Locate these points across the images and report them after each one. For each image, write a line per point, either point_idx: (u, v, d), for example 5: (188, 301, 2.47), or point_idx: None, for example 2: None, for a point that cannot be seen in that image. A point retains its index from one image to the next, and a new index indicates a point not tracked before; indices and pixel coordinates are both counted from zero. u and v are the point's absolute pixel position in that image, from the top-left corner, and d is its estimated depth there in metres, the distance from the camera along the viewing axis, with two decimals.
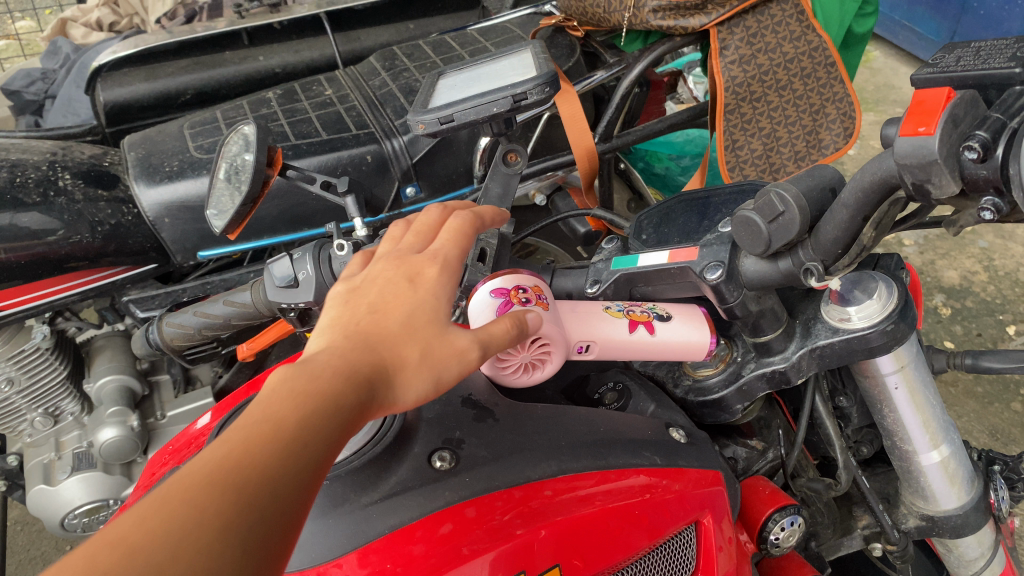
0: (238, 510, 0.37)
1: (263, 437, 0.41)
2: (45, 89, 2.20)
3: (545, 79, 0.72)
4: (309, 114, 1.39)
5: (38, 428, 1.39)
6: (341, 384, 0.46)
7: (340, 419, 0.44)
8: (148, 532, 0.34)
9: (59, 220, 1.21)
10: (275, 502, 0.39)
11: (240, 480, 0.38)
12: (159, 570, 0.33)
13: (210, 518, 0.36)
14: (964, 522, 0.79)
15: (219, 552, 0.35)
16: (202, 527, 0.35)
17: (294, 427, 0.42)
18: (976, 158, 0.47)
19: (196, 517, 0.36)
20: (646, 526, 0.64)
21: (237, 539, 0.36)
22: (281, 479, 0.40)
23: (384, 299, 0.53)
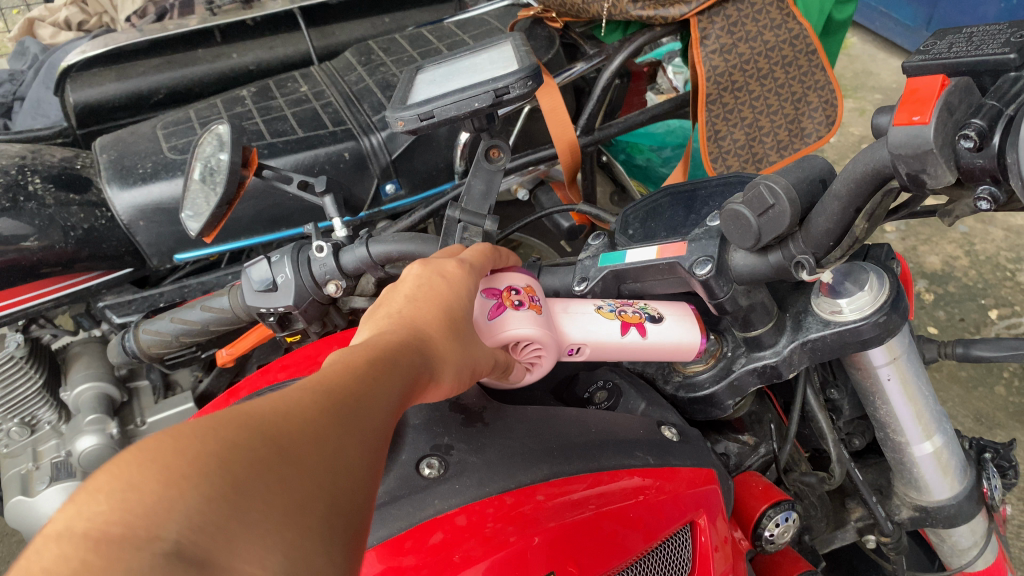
0: (332, 418, 0.37)
1: (342, 369, 0.41)
2: (14, 91, 2.15)
3: (527, 72, 0.70)
4: (284, 112, 1.36)
5: (15, 439, 1.35)
6: (401, 343, 0.47)
7: (406, 374, 0.45)
8: (252, 411, 0.34)
9: (30, 225, 1.17)
10: (363, 417, 0.39)
11: (326, 394, 0.38)
12: (266, 444, 0.33)
13: (307, 414, 0.36)
14: (958, 512, 0.78)
15: (317, 442, 0.35)
16: (300, 418, 0.35)
17: (368, 368, 0.42)
18: (972, 147, 0.46)
19: (295, 410, 0.36)
20: (641, 529, 0.63)
21: (335, 439, 0.36)
22: (366, 404, 0.40)
23: (427, 288, 0.56)
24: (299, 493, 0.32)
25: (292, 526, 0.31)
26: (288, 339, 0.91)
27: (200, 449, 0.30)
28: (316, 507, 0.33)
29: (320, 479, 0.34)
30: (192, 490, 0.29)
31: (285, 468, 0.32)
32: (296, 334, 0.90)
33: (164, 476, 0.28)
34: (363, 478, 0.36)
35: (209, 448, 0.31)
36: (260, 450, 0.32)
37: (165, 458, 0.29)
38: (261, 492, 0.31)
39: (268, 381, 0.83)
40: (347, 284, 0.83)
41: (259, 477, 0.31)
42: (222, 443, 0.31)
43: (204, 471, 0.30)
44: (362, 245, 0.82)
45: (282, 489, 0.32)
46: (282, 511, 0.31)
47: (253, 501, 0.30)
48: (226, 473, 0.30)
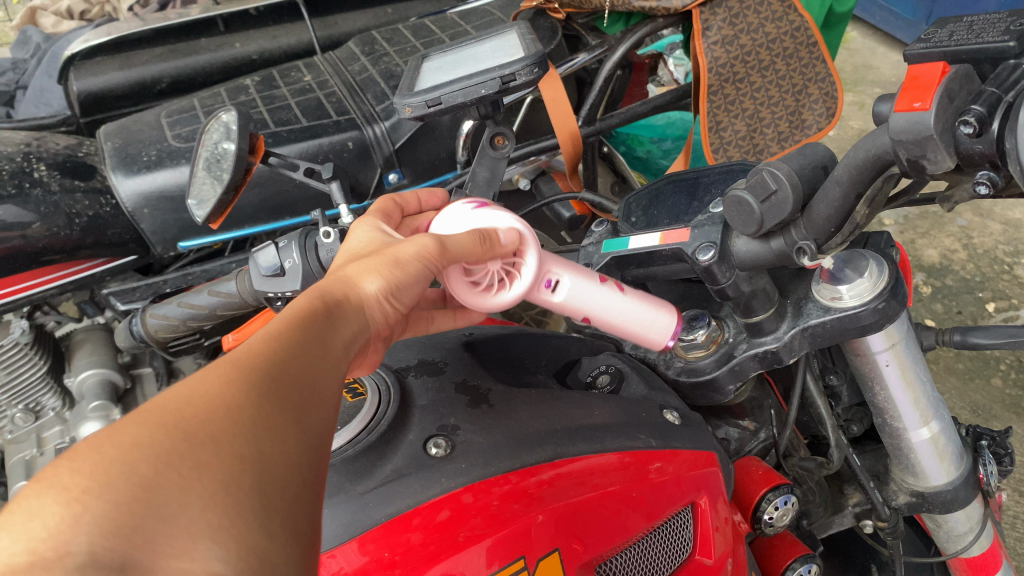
0: (243, 390, 0.38)
1: (252, 344, 0.43)
2: (17, 80, 2.16)
3: (533, 59, 0.71)
4: (288, 101, 1.37)
5: (19, 424, 1.36)
6: (305, 315, 0.49)
7: (317, 331, 0.48)
8: (152, 408, 0.35)
9: (34, 212, 1.18)
10: (267, 379, 0.40)
11: (233, 372, 0.40)
12: (174, 431, 0.34)
13: (216, 392, 0.37)
14: (954, 497, 0.80)
15: (229, 413, 0.36)
16: (206, 397, 0.37)
17: (276, 340, 0.44)
18: (972, 133, 0.47)
19: (200, 392, 0.37)
20: (643, 509, 0.64)
21: (249, 407, 0.37)
22: (277, 369, 0.42)
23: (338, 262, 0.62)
24: (220, 467, 0.34)
25: (216, 499, 0.33)
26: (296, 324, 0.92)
27: (99, 457, 0.31)
28: (242, 476, 0.34)
29: (240, 448, 0.35)
30: (95, 500, 0.30)
31: (199, 447, 0.34)
32: None
33: (63, 498, 0.30)
34: (288, 433, 0.38)
35: (111, 453, 0.32)
36: (169, 438, 0.33)
37: (62, 480, 0.30)
38: (175, 480, 0.32)
39: None
40: None
41: (171, 465, 0.33)
42: (125, 444, 0.32)
43: (107, 477, 0.31)
44: None
45: (199, 468, 0.33)
46: (202, 488, 0.32)
47: (166, 490, 0.32)
48: (132, 473, 0.31)
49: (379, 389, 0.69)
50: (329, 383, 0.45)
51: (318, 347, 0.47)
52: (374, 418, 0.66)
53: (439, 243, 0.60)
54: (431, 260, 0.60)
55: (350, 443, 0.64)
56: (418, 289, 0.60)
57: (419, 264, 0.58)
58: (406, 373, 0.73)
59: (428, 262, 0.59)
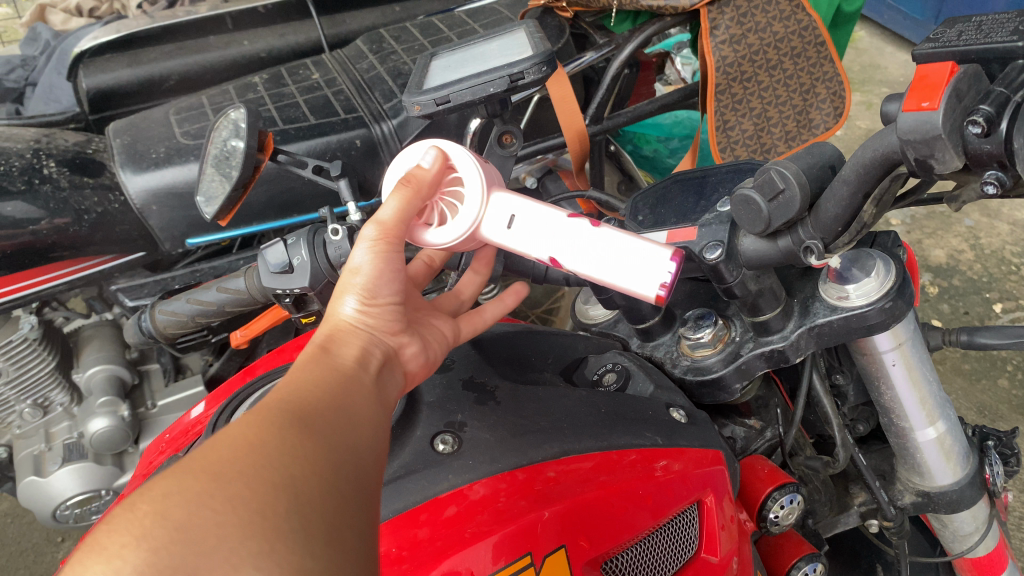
0: (262, 428, 0.41)
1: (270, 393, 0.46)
2: (26, 76, 2.17)
3: (542, 58, 0.71)
4: (296, 99, 1.38)
5: (27, 420, 1.37)
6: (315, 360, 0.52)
7: (322, 365, 0.51)
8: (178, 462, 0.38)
9: (43, 208, 1.19)
10: (287, 416, 0.43)
11: (252, 417, 0.42)
12: (203, 475, 0.37)
13: (237, 437, 0.40)
14: (960, 497, 0.80)
15: (253, 451, 0.39)
16: (228, 441, 0.39)
17: (285, 385, 0.48)
18: (980, 132, 0.47)
19: (222, 439, 0.40)
20: (649, 506, 0.64)
21: (270, 442, 0.40)
22: (293, 406, 0.45)
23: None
24: (251, 498, 0.36)
25: (250, 529, 0.35)
26: (303, 322, 0.93)
27: (134, 513, 0.34)
28: (274, 503, 0.37)
29: (267, 480, 0.38)
30: (134, 551, 0.33)
31: (228, 486, 0.36)
32: (311, 317, 0.90)
33: (105, 557, 0.33)
34: (312, 460, 0.41)
35: (144, 508, 0.35)
36: (199, 483, 0.36)
37: (101, 542, 0.33)
38: (209, 517, 0.35)
39: (284, 360, 0.88)
40: None
41: (203, 506, 0.35)
42: (158, 497, 0.35)
43: (143, 529, 0.34)
44: None
45: (230, 502, 0.36)
46: (235, 522, 0.35)
47: (201, 529, 0.34)
48: (166, 521, 0.34)
49: None
50: (345, 402, 0.48)
51: (327, 378, 0.50)
52: None
53: (378, 225, 0.60)
54: (386, 246, 0.60)
55: None
56: (398, 276, 0.60)
57: (375, 255, 0.59)
58: None
59: (377, 248, 0.59)
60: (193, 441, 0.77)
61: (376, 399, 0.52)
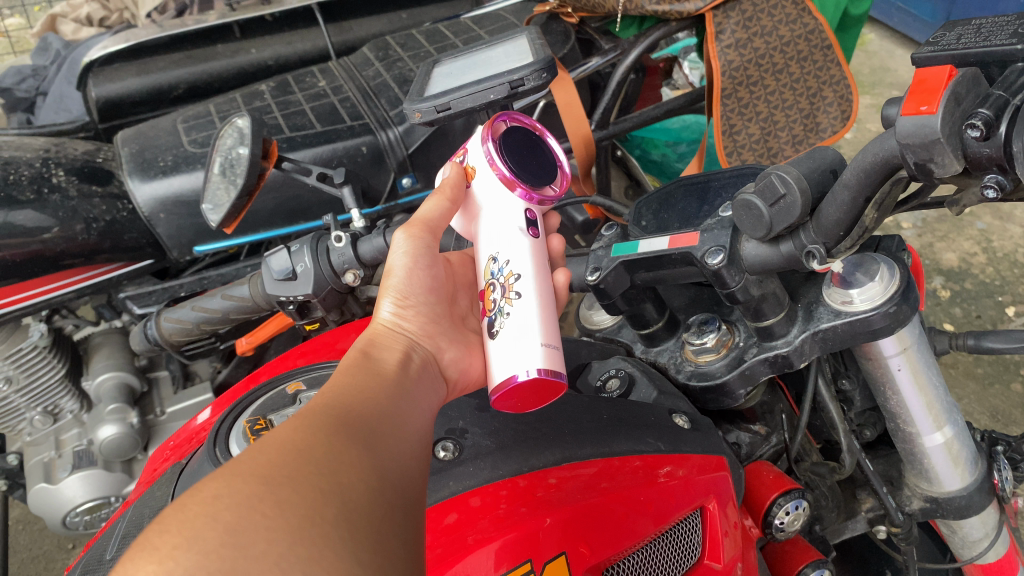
0: (307, 436, 0.45)
1: (312, 402, 0.51)
2: (37, 86, 2.19)
3: (541, 64, 0.72)
4: (303, 106, 1.38)
5: (38, 427, 1.38)
6: (356, 374, 0.57)
7: (363, 375, 0.57)
8: (230, 464, 0.42)
9: (53, 217, 1.20)
10: (331, 425, 0.48)
11: (296, 425, 0.47)
12: (251, 479, 0.40)
13: (283, 444, 0.44)
14: (968, 503, 0.79)
15: (299, 460, 0.43)
16: (278, 447, 0.44)
17: (331, 391, 0.53)
18: (979, 136, 0.47)
19: (270, 447, 0.44)
20: (651, 512, 0.64)
21: (316, 451, 0.44)
22: (335, 417, 0.49)
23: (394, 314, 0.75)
24: (299, 504, 0.40)
25: (298, 534, 0.38)
26: (307, 328, 0.94)
27: (186, 517, 0.38)
28: (320, 509, 0.40)
29: (314, 488, 0.41)
30: (185, 552, 0.36)
31: (278, 490, 0.40)
32: (314, 323, 0.92)
33: (157, 557, 0.36)
34: (354, 467, 0.45)
35: (198, 508, 0.38)
36: (248, 488, 0.40)
37: (153, 543, 0.36)
38: (260, 520, 0.38)
39: (287, 366, 0.88)
40: (365, 273, 0.84)
41: (254, 508, 0.39)
42: (206, 499, 0.39)
43: (194, 533, 0.37)
44: (379, 235, 0.83)
45: (278, 507, 0.39)
46: (283, 526, 0.38)
47: (250, 533, 0.37)
48: (218, 523, 0.37)
49: None
50: (385, 415, 0.53)
51: (364, 388, 0.55)
52: None
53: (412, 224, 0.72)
54: (420, 242, 0.72)
55: None
56: (426, 278, 0.71)
57: (409, 256, 0.71)
58: None
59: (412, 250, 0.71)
60: (196, 447, 0.77)
61: (410, 403, 0.57)
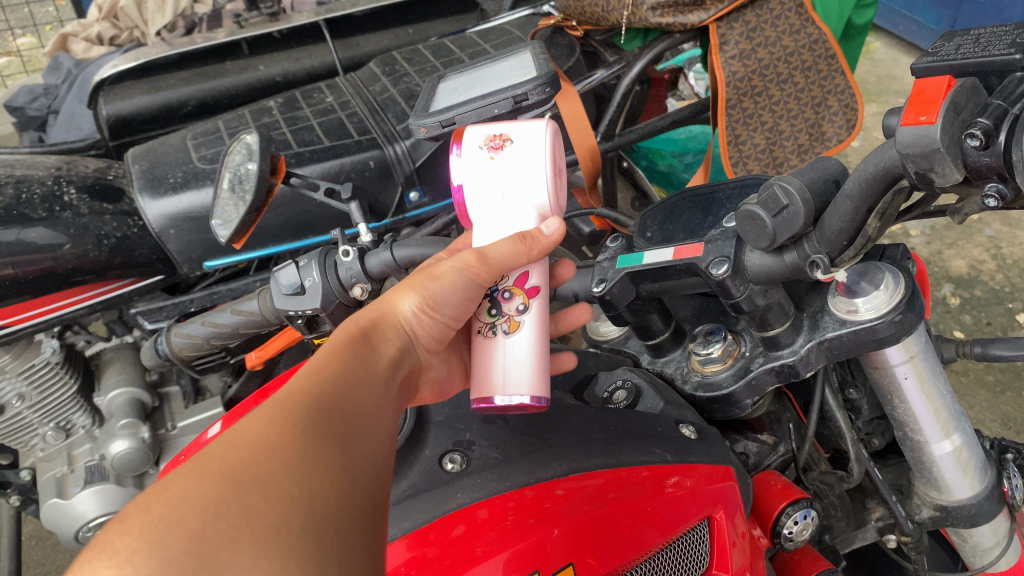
0: (281, 433, 0.46)
1: (289, 388, 0.51)
2: (49, 104, 2.22)
3: (544, 79, 0.73)
4: (311, 122, 1.39)
5: (51, 443, 1.39)
6: (343, 360, 0.57)
7: (348, 361, 0.57)
8: (201, 464, 0.42)
9: (65, 234, 1.21)
10: (306, 419, 0.48)
11: (273, 418, 0.47)
12: (219, 482, 0.40)
13: (257, 444, 0.44)
14: (979, 511, 0.79)
15: (272, 463, 0.43)
16: (250, 448, 0.44)
17: (311, 377, 0.53)
18: (978, 145, 0.47)
19: (242, 448, 0.44)
20: (657, 522, 0.64)
21: (288, 453, 0.44)
22: (310, 409, 0.49)
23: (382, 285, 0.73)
24: (265, 513, 0.40)
25: (262, 545, 0.38)
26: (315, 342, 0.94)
27: (149, 518, 0.38)
28: (286, 518, 0.40)
29: (281, 494, 0.41)
30: (146, 556, 0.36)
31: (244, 497, 0.40)
32: (323, 337, 0.92)
33: (116, 560, 0.36)
34: (327, 469, 0.45)
35: (161, 511, 0.38)
36: (214, 492, 0.40)
37: (114, 544, 0.36)
38: (224, 531, 0.38)
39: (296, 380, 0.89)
40: (373, 287, 0.85)
41: (220, 516, 0.39)
42: (171, 500, 0.39)
43: (157, 536, 0.37)
44: (386, 249, 0.85)
45: (244, 515, 0.39)
46: (247, 538, 0.38)
47: (213, 543, 0.37)
48: (180, 529, 0.37)
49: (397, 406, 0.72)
50: (363, 413, 0.53)
51: (346, 375, 0.55)
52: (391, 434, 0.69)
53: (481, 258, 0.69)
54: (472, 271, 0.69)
55: None
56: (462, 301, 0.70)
57: (458, 273, 0.68)
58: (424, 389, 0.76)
59: (466, 272, 0.69)
60: None
61: (389, 402, 0.57)
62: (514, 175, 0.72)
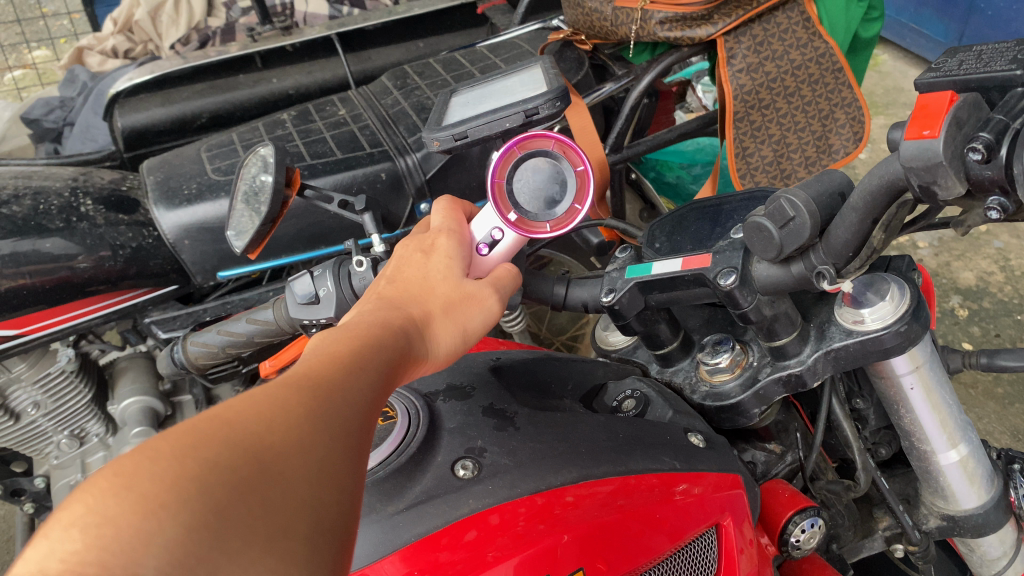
0: (316, 415, 0.43)
1: (327, 358, 0.48)
2: (64, 117, 2.25)
3: (555, 94, 0.74)
4: (323, 134, 1.41)
5: (65, 450, 1.41)
6: (383, 339, 0.53)
7: (388, 340, 0.53)
8: (233, 427, 0.39)
9: (80, 244, 1.23)
10: (339, 401, 0.45)
11: (312, 392, 0.44)
12: (248, 459, 0.38)
13: (289, 426, 0.41)
14: (986, 521, 0.79)
15: (302, 452, 0.40)
16: (284, 428, 0.41)
17: (349, 349, 0.50)
18: (980, 159, 0.48)
19: (277, 425, 0.41)
20: (667, 529, 0.66)
21: (318, 447, 0.41)
22: (346, 392, 0.46)
23: (397, 271, 0.64)
24: (280, 509, 0.37)
25: (269, 546, 0.36)
26: None
27: (179, 471, 0.35)
28: (297, 524, 0.38)
29: (299, 494, 0.39)
30: (170, 517, 0.33)
31: (266, 486, 0.37)
32: None
33: (141, 506, 0.33)
34: (348, 467, 0.42)
35: (188, 471, 0.35)
36: (242, 469, 0.37)
37: (141, 486, 0.33)
38: (243, 518, 0.35)
39: None
40: None
41: (241, 500, 0.36)
42: (201, 461, 0.36)
43: (185, 498, 0.34)
44: None
45: (261, 506, 0.37)
46: (257, 531, 0.36)
47: (230, 526, 0.35)
48: (207, 499, 0.35)
49: (409, 413, 0.73)
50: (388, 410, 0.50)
51: (384, 355, 0.52)
52: (404, 440, 0.70)
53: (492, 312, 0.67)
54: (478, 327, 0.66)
55: (381, 465, 0.67)
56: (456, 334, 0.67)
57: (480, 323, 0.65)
58: (436, 397, 0.77)
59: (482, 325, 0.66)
60: None
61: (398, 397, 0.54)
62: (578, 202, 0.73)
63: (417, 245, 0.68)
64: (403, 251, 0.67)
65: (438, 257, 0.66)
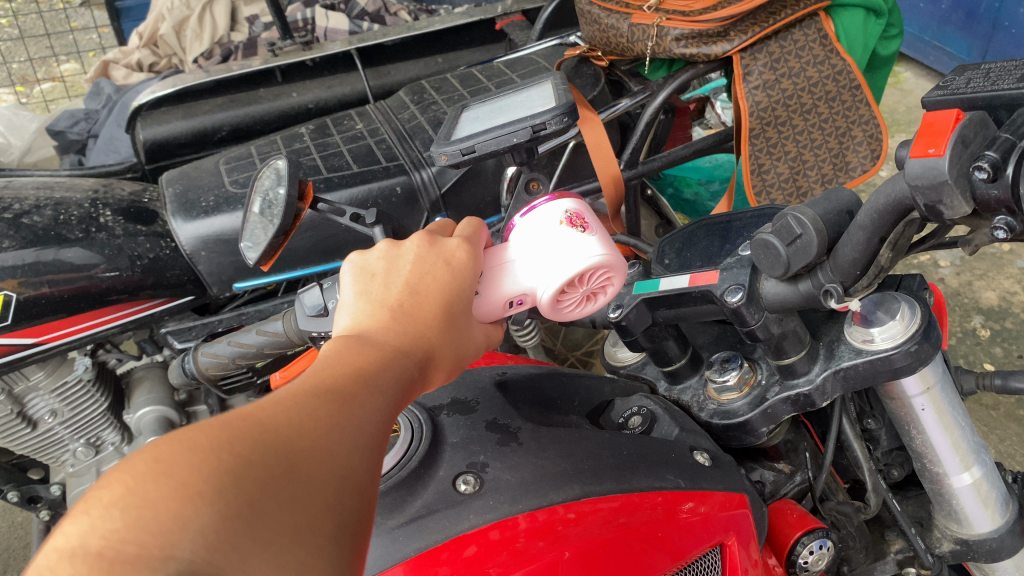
0: (342, 426, 0.42)
1: (353, 364, 0.47)
2: (89, 128, 2.29)
3: (563, 110, 0.74)
4: (341, 148, 1.42)
5: (80, 458, 1.42)
6: (409, 347, 0.52)
7: (414, 350, 0.52)
8: (264, 426, 0.39)
9: (100, 255, 1.24)
10: (364, 411, 0.44)
11: (337, 401, 0.43)
12: (278, 461, 0.37)
13: (318, 429, 0.41)
14: (1000, 546, 0.78)
15: (327, 459, 0.40)
16: (313, 431, 0.40)
17: (376, 358, 0.49)
18: (986, 177, 0.48)
19: (306, 431, 0.40)
20: (669, 548, 0.65)
21: (343, 456, 0.41)
22: (369, 403, 0.45)
23: (416, 277, 0.56)
24: (308, 510, 0.37)
25: (299, 546, 0.36)
26: None
27: (215, 465, 0.35)
28: (325, 526, 0.38)
29: (326, 496, 0.39)
30: (206, 505, 0.33)
31: (295, 488, 0.37)
32: None
33: (179, 492, 0.33)
34: (368, 478, 0.42)
35: (222, 464, 0.35)
36: (272, 469, 0.37)
37: (178, 475, 0.33)
38: (274, 513, 0.36)
39: None
40: None
41: (271, 496, 0.36)
42: (238, 457, 0.36)
43: (221, 490, 0.34)
44: None
45: (291, 505, 0.37)
46: (290, 530, 0.36)
47: (263, 522, 0.35)
48: (238, 491, 0.35)
49: (412, 426, 0.73)
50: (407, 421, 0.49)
51: (410, 363, 0.51)
52: (406, 453, 0.70)
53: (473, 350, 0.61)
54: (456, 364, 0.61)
55: (383, 478, 0.67)
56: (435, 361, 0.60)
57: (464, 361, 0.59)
58: (439, 411, 0.77)
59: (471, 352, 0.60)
60: None
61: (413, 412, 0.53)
62: (570, 255, 0.66)
63: (439, 255, 0.59)
64: (424, 257, 0.58)
65: (459, 276, 0.59)
